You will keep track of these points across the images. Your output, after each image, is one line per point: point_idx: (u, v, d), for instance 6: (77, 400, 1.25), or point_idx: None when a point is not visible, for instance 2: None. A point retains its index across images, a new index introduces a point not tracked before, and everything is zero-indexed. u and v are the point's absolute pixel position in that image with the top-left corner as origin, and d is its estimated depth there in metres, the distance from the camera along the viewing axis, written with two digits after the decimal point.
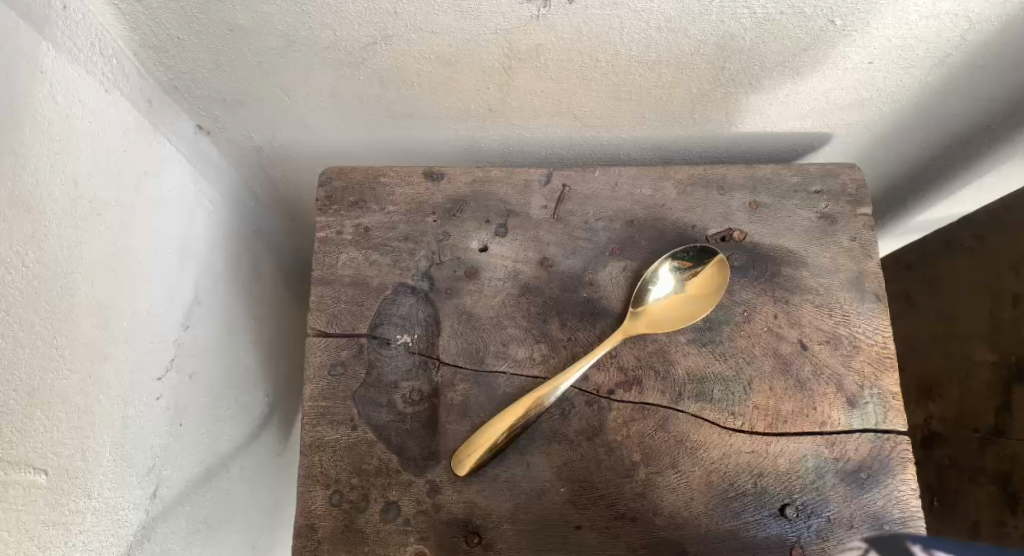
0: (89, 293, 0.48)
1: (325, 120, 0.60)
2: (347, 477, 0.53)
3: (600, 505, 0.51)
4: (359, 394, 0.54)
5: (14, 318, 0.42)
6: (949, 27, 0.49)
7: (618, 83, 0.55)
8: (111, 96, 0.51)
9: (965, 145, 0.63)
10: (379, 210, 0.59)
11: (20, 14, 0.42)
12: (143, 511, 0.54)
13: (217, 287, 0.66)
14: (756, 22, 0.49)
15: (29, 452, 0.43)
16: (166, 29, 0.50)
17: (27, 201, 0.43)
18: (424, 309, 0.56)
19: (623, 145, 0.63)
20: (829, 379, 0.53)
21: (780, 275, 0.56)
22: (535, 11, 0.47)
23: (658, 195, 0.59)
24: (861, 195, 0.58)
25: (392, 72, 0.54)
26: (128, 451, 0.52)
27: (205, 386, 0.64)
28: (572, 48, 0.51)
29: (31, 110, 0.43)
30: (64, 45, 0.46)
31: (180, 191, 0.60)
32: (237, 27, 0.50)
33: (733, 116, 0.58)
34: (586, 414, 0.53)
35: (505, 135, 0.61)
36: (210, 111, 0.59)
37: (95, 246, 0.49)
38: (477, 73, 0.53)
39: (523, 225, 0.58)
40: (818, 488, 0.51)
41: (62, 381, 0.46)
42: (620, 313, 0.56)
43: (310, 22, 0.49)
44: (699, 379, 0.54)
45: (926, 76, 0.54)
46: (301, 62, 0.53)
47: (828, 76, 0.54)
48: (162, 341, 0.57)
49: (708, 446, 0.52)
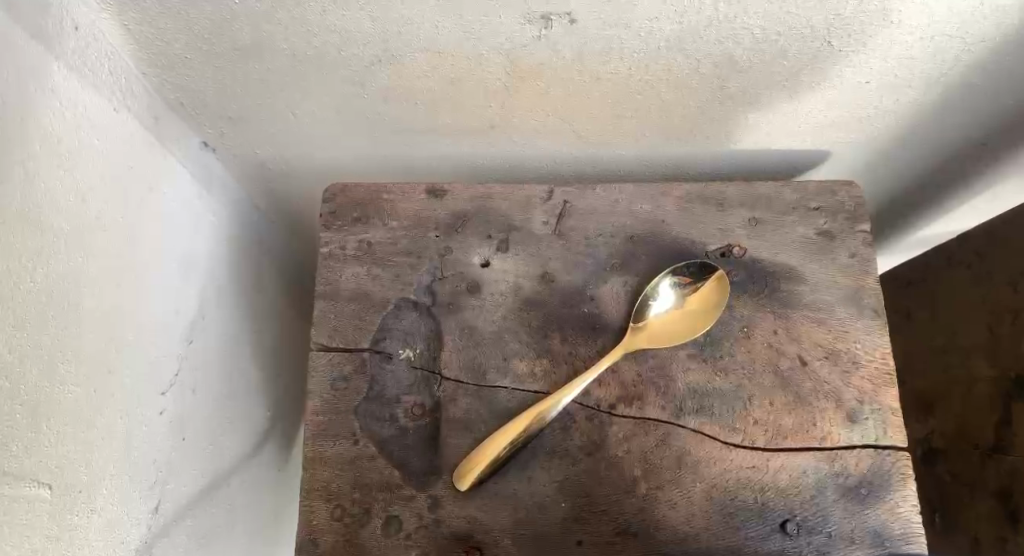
0: (96, 308, 0.49)
1: (328, 138, 0.61)
2: (349, 490, 0.53)
3: (601, 520, 0.52)
4: (361, 408, 0.55)
5: (22, 333, 0.42)
6: (945, 48, 0.50)
7: (619, 100, 0.55)
8: (119, 114, 0.52)
9: (963, 162, 0.64)
10: (382, 226, 0.60)
11: (32, 34, 0.43)
12: (144, 526, 0.54)
13: (221, 301, 0.67)
14: (755, 42, 0.49)
15: (34, 466, 0.43)
16: (175, 48, 0.51)
17: (37, 218, 0.44)
18: (426, 324, 0.57)
19: (624, 161, 0.63)
20: (829, 394, 0.54)
21: (780, 291, 0.56)
22: (538, 32, 0.48)
23: (658, 211, 0.59)
24: (859, 212, 0.58)
25: (396, 91, 0.55)
26: (131, 466, 0.53)
27: (207, 401, 0.64)
28: (572, 67, 0.52)
29: (42, 128, 0.44)
30: (74, 64, 0.46)
31: (185, 207, 0.61)
32: (243, 46, 0.50)
33: (731, 133, 0.59)
34: (587, 429, 0.53)
35: (506, 152, 0.62)
36: (216, 126, 0.60)
37: (100, 261, 0.50)
38: (480, 91, 0.54)
39: (525, 240, 0.59)
40: (818, 503, 0.51)
41: (67, 395, 0.46)
42: (620, 328, 0.56)
43: (316, 41, 0.50)
44: (700, 395, 0.54)
45: (922, 95, 0.55)
46: (307, 80, 0.54)
47: (826, 94, 0.55)
48: (167, 355, 0.58)
49: (709, 461, 0.53)
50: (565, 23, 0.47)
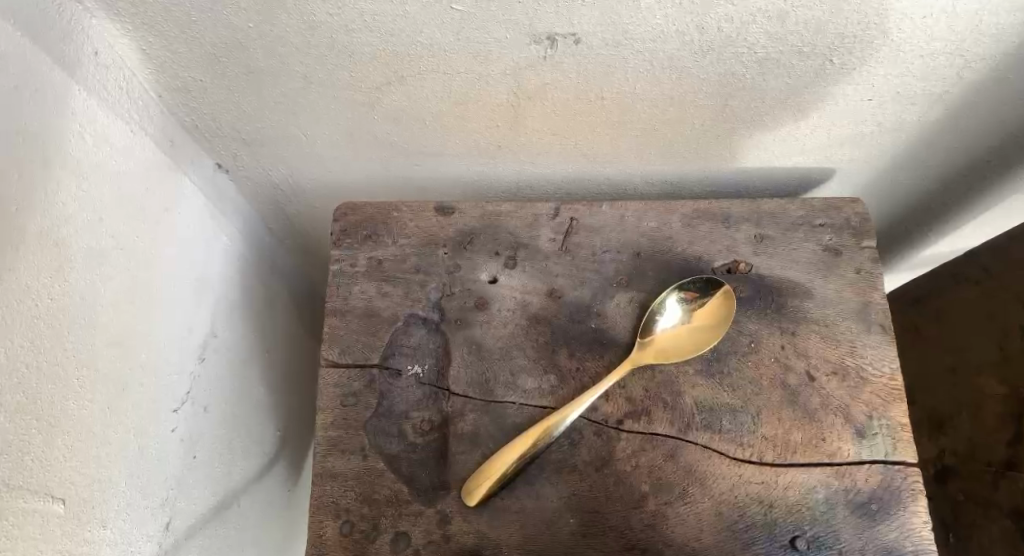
0: (110, 323, 0.50)
1: (341, 159, 0.62)
2: (358, 506, 0.53)
3: (610, 536, 0.51)
4: (370, 424, 0.55)
5: (40, 349, 0.43)
6: (945, 65, 0.51)
7: (625, 120, 0.56)
8: (136, 136, 0.53)
9: (969, 179, 0.64)
10: (391, 243, 0.60)
11: (54, 59, 0.45)
12: (155, 544, 0.54)
13: (232, 319, 0.68)
14: (756, 62, 0.50)
15: (49, 481, 0.44)
16: (190, 72, 0.53)
17: (56, 237, 0.45)
18: (435, 339, 0.57)
19: (630, 179, 0.64)
20: (838, 409, 0.54)
21: (786, 306, 0.57)
22: (544, 52, 0.49)
23: (664, 227, 0.60)
24: (864, 229, 0.59)
25: (406, 112, 0.56)
26: (143, 483, 0.53)
27: (218, 419, 0.65)
28: (579, 88, 0.53)
29: (64, 149, 0.46)
30: (93, 88, 0.48)
31: (197, 226, 0.62)
32: (256, 69, 0.52)
33: (737, 151, 0.60)
34: (595, 444, 0.54)
35: (514, 172, 0.63)
36: (229, 148, 0.61)
37: (116, 279, 0.51)
38: (488, 111, 0.55)
39: (532, 257, 0.60)
40: (829, 520, 0.51)
41: (82, 411, 0.47)
42: (627, 344, 0.56)
43: (329, 64, 0.51)
44: (708, 410, 0.54)
45: (925, 112, 0.56)
46: (320, 102, 0.55)
47: (830, 112, 0.55)
48: (179, 374, 0.58)
49: (717, 476, 0.52)
50: (569, 43, 0.49)
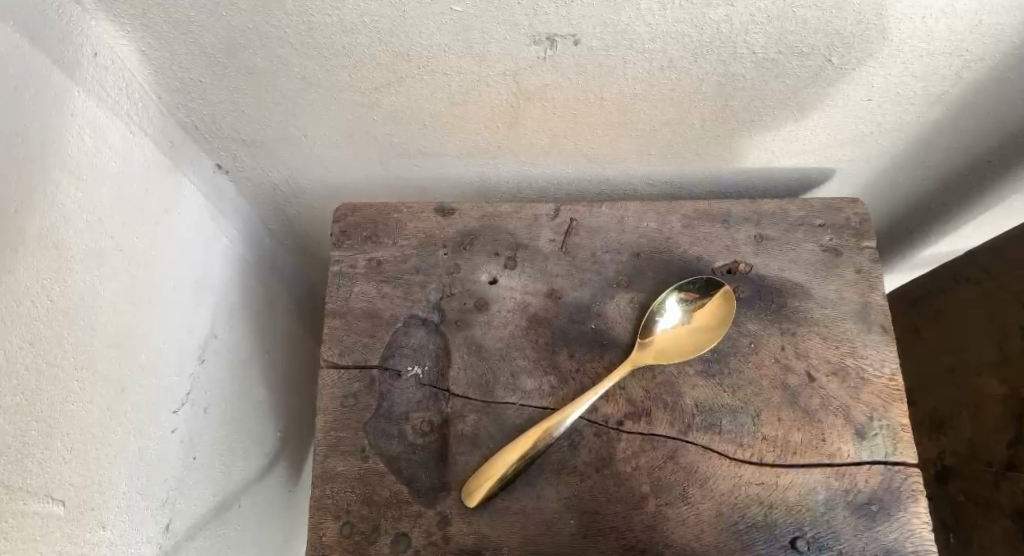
0: (110, 324, 0.50)
1: (341, 160, 0.62)
2: (358, 507, 0.53)
3: (610, 537, 0.51)
4: (370, 425, 0.55)
5: (40, 350, 0.43)
6: (944, 65, 0.51)
7: (625, 120, 0.56)
8: (136, 137, 0.53)
9: (969, 179, 0.64)
10: (391, 243, 0.60)
11: (54, 60, 0.45)
12: (155, 545, 0.54)
13: (232, 320, 0.68)
14: (755, 62, 0.50)
15: (49, 483, 0.44)
16: (189, 73, 0.53)
17: (55, 238, 0.45)
18: (435, 340, 0.57)
19: (630, 179, 0.64)
20: (838, 410, 0.54)
21: (786, 307, 0.57)
22: (543, 53, 0.49)
23: (664, 228, 0.60)
24: (864, 229, 0.59)
25: (406, 112, 0.56)
26: (143, 484, 0.53)
27: (218, 420, 0.65)
28: (578, 88, 0.53)
29: (63, 150, 0.46)
30: (93, 90, 0.48)
31: (197, 227, 0.62)
32: (256, 70, 0.52)
33: (736, 151, 0.60)
34: (596, 445, 0.54)
35: (514, 172, 0.63)
36: (229, 149, 0.61)
37: (116, 280, 0.51)
38: (487, 111, 0.55)
39: (532, 257, 0.60)
40: (829, 520, 0.51)
41: (82, 413, 0.47)
42: (627, 345, 0.56)
43: (328, 65, 0.51)
44: (708, 411, 0.54)
45: (924, 112, 0.56)
46: (319, 103, 0.55)
47: (829, 113, 0.55)
48: (179, 375, 0.58)
49: (718, 476, 0.52)
50: (569, 43, 0.49)
